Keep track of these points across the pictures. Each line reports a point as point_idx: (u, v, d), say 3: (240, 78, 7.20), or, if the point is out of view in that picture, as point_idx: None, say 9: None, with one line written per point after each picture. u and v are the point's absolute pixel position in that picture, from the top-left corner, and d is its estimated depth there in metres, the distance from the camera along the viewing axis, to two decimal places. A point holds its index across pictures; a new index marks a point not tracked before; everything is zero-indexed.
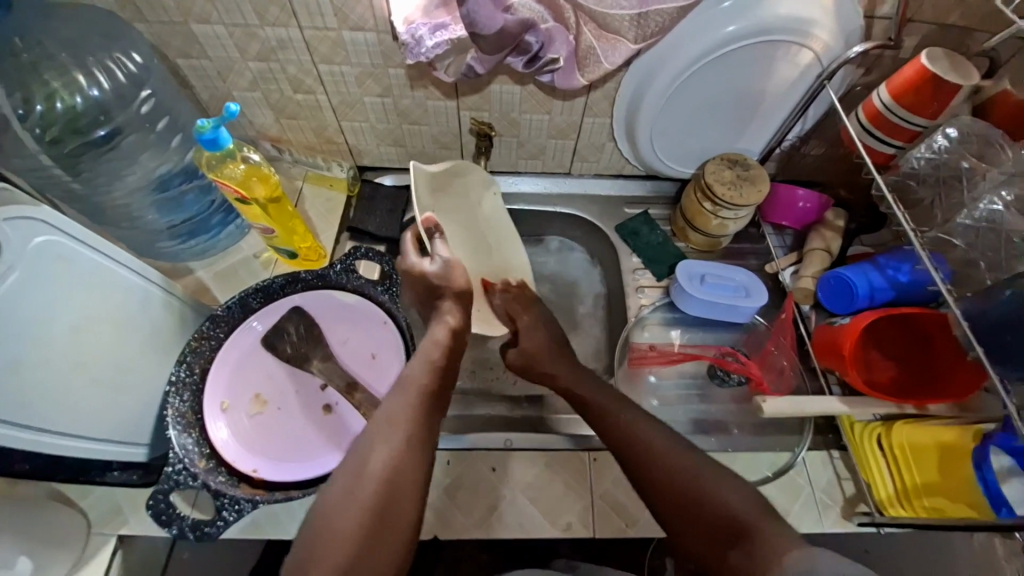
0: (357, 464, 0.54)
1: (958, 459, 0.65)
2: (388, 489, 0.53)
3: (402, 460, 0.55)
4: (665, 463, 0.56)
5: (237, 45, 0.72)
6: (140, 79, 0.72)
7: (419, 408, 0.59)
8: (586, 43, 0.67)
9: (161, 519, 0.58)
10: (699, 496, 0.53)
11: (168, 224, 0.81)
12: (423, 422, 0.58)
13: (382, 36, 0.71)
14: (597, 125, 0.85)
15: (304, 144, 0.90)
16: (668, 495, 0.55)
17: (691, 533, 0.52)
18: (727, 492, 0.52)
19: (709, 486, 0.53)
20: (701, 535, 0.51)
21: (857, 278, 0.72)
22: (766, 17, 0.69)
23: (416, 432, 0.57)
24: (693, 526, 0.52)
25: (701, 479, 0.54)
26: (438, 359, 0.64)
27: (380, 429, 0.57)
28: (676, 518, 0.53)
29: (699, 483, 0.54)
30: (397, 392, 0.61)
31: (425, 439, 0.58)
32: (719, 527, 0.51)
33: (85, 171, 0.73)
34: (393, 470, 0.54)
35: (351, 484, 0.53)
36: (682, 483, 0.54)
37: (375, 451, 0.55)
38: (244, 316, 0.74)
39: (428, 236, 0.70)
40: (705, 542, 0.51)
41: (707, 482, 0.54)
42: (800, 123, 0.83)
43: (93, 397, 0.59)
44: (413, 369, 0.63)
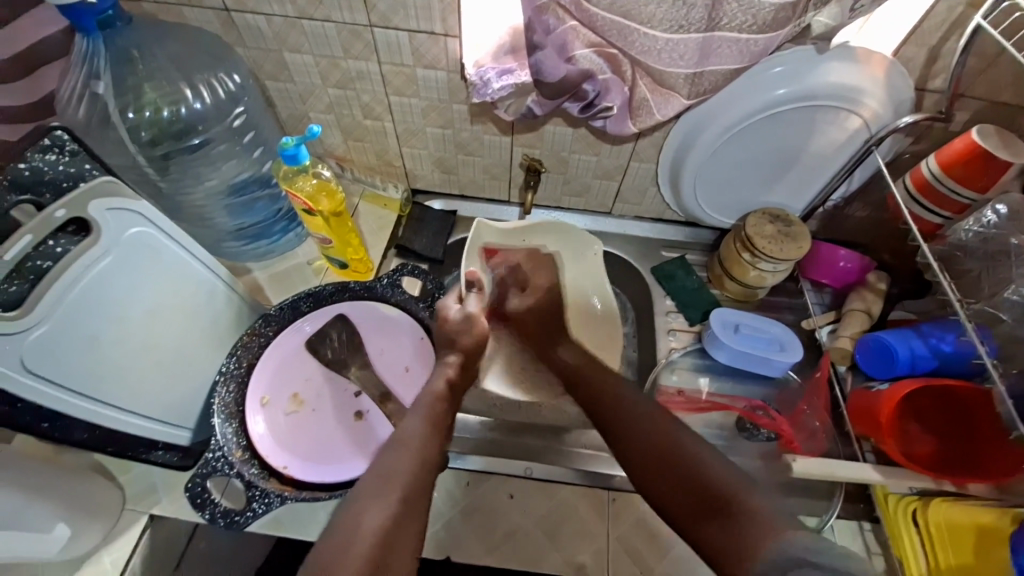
0: (352, 522, 0.49)
1: (996, 543, 0.61)
2: (380, 553, 0.47)
3: (400, 517, 0.50)
4: (653, 429, 0.57)
5: (321, 73, 0.79)
6: (236, 97, 0.79)
7: (419, 475, 0.55)
8: (640, 95, 0.71)
9: (196, 502, 0.60)
10: (682, 464, 0.52)
11: (236, 226, 0.87)
12: (421, 487, 0.54)
13: (451, 75, 0.77)
14: (642, 170, 0.89)
15: (365, 164, 0.97)
16: (652, 465, 0.54)
17: (671, 490, 0.51)
18: (712, 464, 0.51)
19: (691, 455, 0.52)
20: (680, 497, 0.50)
21: (897, 343, 0.71)
22: (818, 83, 0.71)
23: (412, 498, 0.52)
24: (671, 489, 0.51)
25: (673, 444, 0.54)
26: (437, 415, 0.63)
27: (373, 489, 0.52)
28: (658, 481, 0.53)
29: (681, 449, 0.53)
30: (392, 450, 0.57)
31: (420, 502, 0.53)
32: (698, 498, 0.49)
33: (173, 173, 0.81)
34: (388, 530, 0.48)
35: (341, 546, 0.47)
36: (657, 443, 0.55)
37: (370, 510, 0.50)
38: (294, 318, 0.78)
39: (468, 287, 0.82)
40: (687, 508, 0.49)
41: (688, 448, 0.53)
42: (845, 185, 0.84)
43: (154, 377, 0.64)
44: (412, 426, 0.61)
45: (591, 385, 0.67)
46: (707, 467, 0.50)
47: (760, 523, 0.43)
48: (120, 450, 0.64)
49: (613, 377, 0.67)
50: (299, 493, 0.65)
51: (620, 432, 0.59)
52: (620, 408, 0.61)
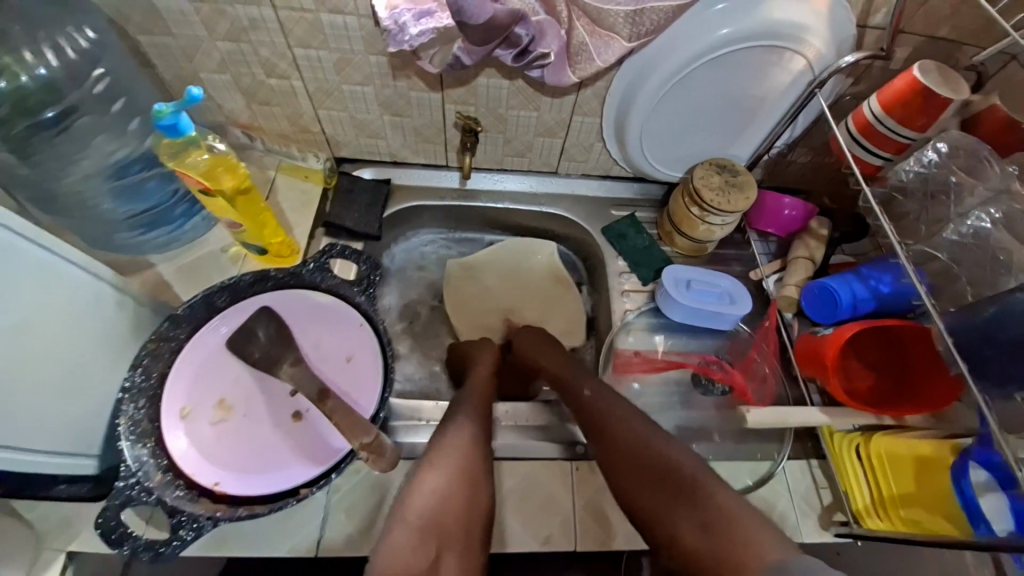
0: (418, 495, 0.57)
1: (936, 472, 0.65)
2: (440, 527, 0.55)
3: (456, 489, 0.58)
4: (642, 439, 0.61)
5: (204, 23, 0.66)
6: (94, 56, 0.65)
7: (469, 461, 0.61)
8: (578, 38, 0.65)
9: (110, 539, 0.53)
10: (656, 461, 0.58)
11: (126, 214, 0.74)
12: (479, 484, 0.60)
13: (363, 21, 0.66)
14: (586, 124, 0.83)
15: (277, 132, 0.85)
16: (625, 463, 0.60)
17: (643, 487, 0.57)
18: (686, 463, 0.57)
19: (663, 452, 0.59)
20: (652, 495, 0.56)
21: (840, 288, 0.72)
22: (761, 20, 0.67)
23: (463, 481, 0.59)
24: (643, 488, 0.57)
25: (656, 448, 0.59)
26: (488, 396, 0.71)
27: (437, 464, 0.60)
28: (631, 486, 0.58)
29: (665, 459, 0.58)
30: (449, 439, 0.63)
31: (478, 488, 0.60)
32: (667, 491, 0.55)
33: (35, 154, 0.65)
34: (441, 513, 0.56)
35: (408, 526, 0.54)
36: (636, 453, 0.60)
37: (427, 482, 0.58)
38: (209, 316, 0.69)
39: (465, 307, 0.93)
40: (655, 498, 0.56)
41: (660, 448, 0.59)
42: (789, 131, 0.82)
43: (35, 403, 0.53)
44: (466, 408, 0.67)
45: (592, 410, 0.67)
46: (680, 462, 0.57)
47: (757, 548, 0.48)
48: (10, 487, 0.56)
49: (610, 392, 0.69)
50: (234, 511, 0.58)
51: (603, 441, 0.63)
52: (606, 421, 0.65)
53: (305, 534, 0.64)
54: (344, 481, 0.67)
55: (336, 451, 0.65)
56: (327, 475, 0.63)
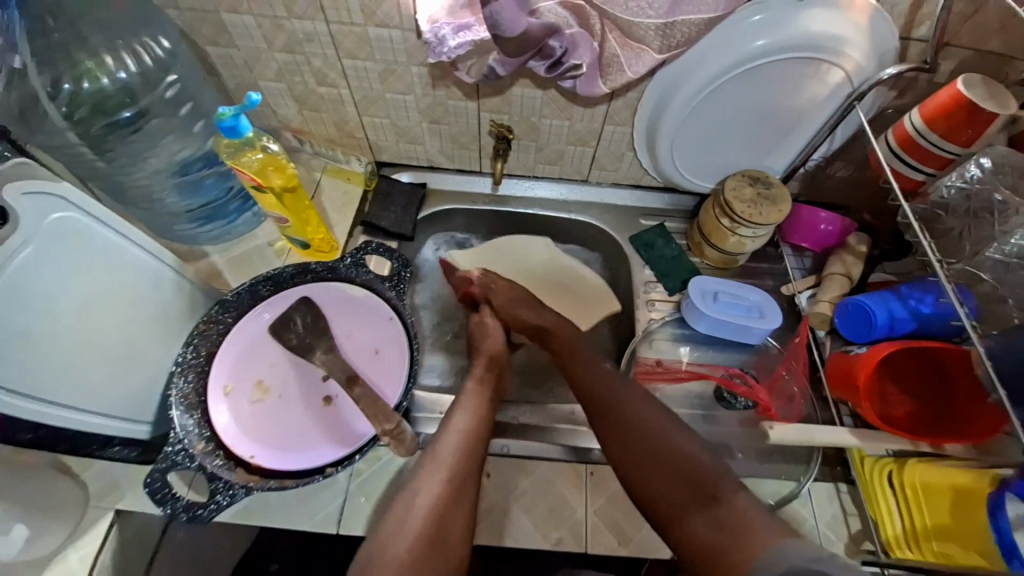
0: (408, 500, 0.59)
1: (972, 503, 0.61)
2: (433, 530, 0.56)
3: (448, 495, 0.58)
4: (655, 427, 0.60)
5: (264, 35, 0.73)
6: (167, 64, 0.73)
7: (464, 458, 0.62)
8: (610, 50, 0.67)
9: (156, 498, 0.59)
10: (672, 455, 0.57)
11: (186, 207, 0.81)
12: (468, 482, 0.60)
13: (406, 34, 0.71)
14: (616, 134, 0.84)
15: (325, 137, 0.91)
16: (640, 458, 0.58)
17: (658, 488, 0.56)
18: (702, 457, 0.56)
19: (673, 439, 0.58)
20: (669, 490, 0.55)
21: (876, 306, 0.70)
22: (797, 33, 0.67)
23: (460, 479, 0.60)
24: (659, 484, 0.56)
25: (672, 438, 0.58)
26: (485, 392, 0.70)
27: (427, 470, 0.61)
28: (644, 480, 0.57)
29: (683, 454, 0.57)
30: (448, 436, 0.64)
31: (468, 483, 0.60)
32: (689, 483, 0.54)
33: (109, 150, 0.73)
34: (438, 512, 0.57)
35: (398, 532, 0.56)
36: (654, 447, 0.58)
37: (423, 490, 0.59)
38: (253, 303, 0.74)
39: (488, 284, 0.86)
40: (676, 497, 0.54)
41: (677, 441, 0.58)
42: (827, 144, 0.81)
43: (100, 372, 0.60)
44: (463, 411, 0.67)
45: (603, 401, 0.65)
46: (701, 462, 0.55)
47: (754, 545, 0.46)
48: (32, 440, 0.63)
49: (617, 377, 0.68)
50: (266, 483, 0.63)
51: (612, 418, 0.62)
52: (617, 404, 0.64)
53: (326, 513, 0.67)
54: (365, 468, 0.70)
55: (361, 436, 0.69)
56: (351, 457, 0.67)
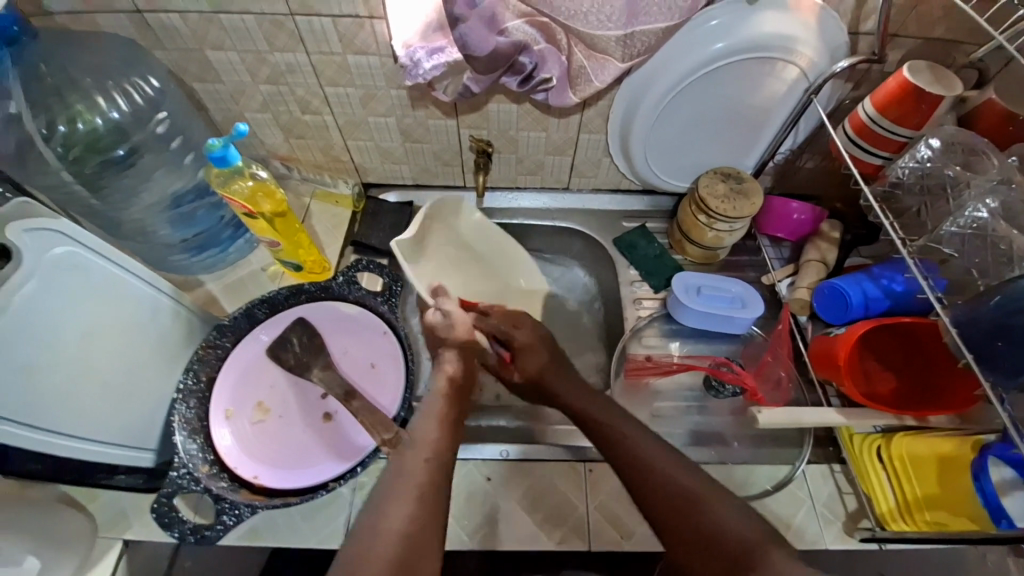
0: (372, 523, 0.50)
1: (957, 470, 0.65)
2: (405, 553, 0.48)
3: (421, 514, 0.51)
4: (661, 481, 0.55)
5: (248, 70, 0.76)
6: (156, 102, 0.76)
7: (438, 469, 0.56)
8: (578, 63, 0.70)
9: (162, 522, 0.59)
10: (661, 483, 0.55)
11: (181, 238, 0.84)
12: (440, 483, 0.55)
13: (384, 60, 0.75)
14: (592, 141, 0.88)
15: (312, 162, 0.94)
16: (649, 491, 0.56)
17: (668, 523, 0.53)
18: (727, 518, 0.51)
19: (710, 509, 0.52)
20: (695, 551, 0.50)
21: (850, 288, 0.73)
22: (753, 34, 0.71)
23: (428, 491, 0.53)
24: (679, 536, 0.52)
25: (662, 470, 0.56)
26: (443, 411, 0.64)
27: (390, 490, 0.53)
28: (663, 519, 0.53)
29: (695, 500, 0.53)
30: (414, 450, 0.58)
31: (439, 501, 0.53)
32: (720, 554, 0.49)
33: (104, 188, 0.76)
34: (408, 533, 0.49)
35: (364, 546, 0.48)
36: (640, 469, 0.58)
37: (392, 510, 0.51)
38: (250, 327, 0.76)
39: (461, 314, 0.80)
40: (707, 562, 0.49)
41: (712, 506, 0.52)
42: (793, 136, 0.84)
43: (101, 401, 0.61)
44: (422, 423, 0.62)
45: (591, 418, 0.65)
46: (739, 535, 0.49)
47: None
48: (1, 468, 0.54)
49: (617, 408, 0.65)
50: (270, 501, 0.64)
51: (625, 468, 0.59)
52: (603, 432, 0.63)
53: (332, 527, 0.68)
54: (368, 481, 0.70)
55: (362, 448, 0.71)
56: (353, 469, 0.67)
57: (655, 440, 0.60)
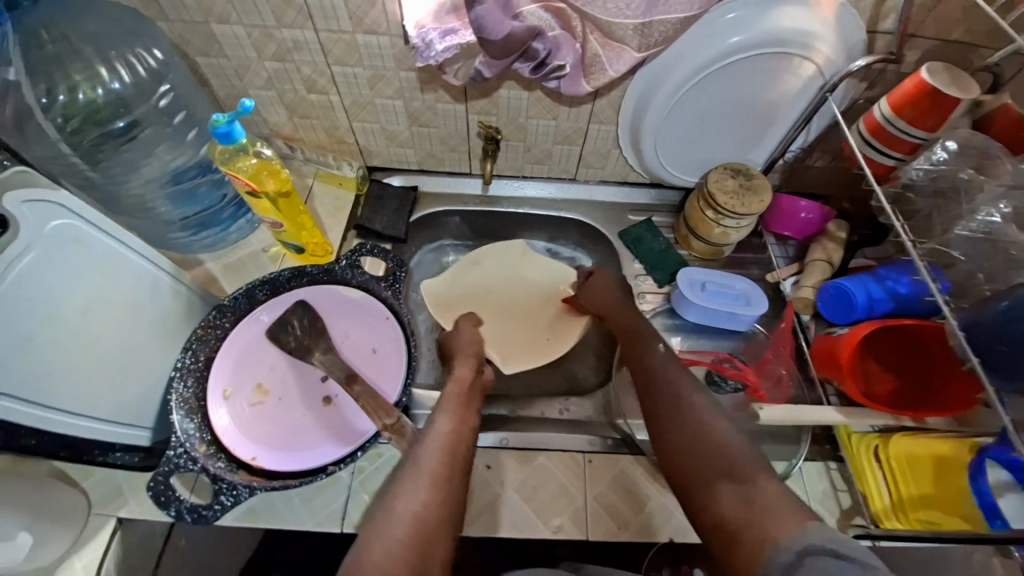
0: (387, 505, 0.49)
1: (952, 470, 0.66)
2: (421, 537, 0.47)
3: (435, 499, 0.50)
4: (679, 403, 0.58)
5: (255, 45, 0.75)
6: (160, 74, 0.74)
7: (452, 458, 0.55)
8: (592, 51, 0.69)
9: (159, 501, 0.58)
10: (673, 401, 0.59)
11: (181, 216, 0.82)
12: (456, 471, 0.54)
13: (394, 40, 0.73)
14: (602, 132, 0.87)
15: (316, 143, 0.93)
16: (662, 408, 0.59)
17: (673, 434, 0.56)
18: (724, 431, 0.54)
19: (712, 425, 0.55)
20: (692, 456, 0.53)
21: (855, 289, 0.73)
22: (771, 28, 0.70)
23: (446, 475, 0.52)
24: (680, 445, 0.55)
25: (679, 392, 0.59)
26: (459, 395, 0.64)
27: (411, 476, 0.52)
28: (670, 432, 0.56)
29: (698, 416, 0.56)
30: (430, 442, 0.56)
31: (456, 485, 0.53)
32: (713, 459, 0.52)
33: (103, 162, 0.74)
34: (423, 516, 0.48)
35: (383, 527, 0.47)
36: (662, 390, 0.61)
37: (408, 491, 0.50)
38: (251, 308, 0.75)
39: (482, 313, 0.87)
40: (698, 468, 0.52)
41: (715, 424, 0.55)
42: (803, 135, 0.84)
43: (99, 378, 0.60)
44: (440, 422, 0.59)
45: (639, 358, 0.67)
46: (733, 449, 0.52)
47: (768, 496, 0.46)
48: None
49: (655, 339, 0.70)
50: (269, 483, 0.63)
51: (648, 392, 0.62)
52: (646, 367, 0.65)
53: (329, 510, 0.68)
54: (368, 464, 0.71)
55: (362, 433, 0.70)
56: (353, 454, 0.67)
57: (689, 372, 0.63)
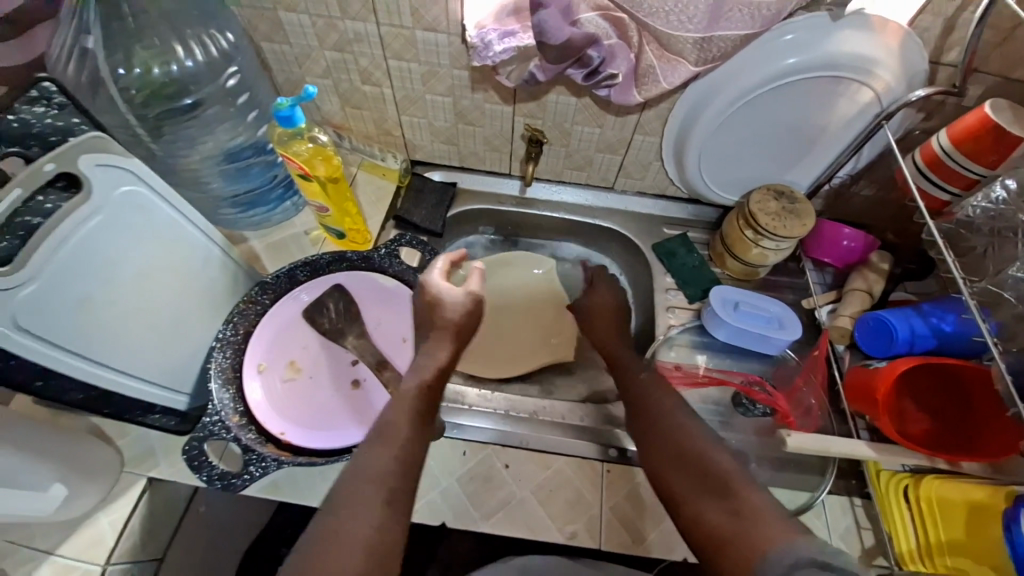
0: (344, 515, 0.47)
1: (986, 518, 0.63)
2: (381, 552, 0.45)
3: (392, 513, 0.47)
4: (667, 420, 0.60)
5: (317, 34, 0.77)
6: (230, 56, 0.76)
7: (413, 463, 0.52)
8: (647, 62, 0.69)
9: (192, 465, 0.59)
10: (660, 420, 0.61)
11: (231, 193, 0.85)
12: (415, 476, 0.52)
13: (452, 38, 0.74)
14: (646, 143, 0.87)
15: (363, 133, 0.95)
16: (649, 426, 0.61)
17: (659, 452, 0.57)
18: (709, 445, 0.56)
19: (697, 440, 0.57)
20: (681, 471, 0.54)
21: (897, 322, 0.71)
22: (831, 52, 0.69)
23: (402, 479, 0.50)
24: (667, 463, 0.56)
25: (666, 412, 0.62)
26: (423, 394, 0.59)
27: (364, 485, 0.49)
28: (656, 453, 0.58)
29: (685, 433, 0.58)
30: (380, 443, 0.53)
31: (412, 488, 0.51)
32: (699, 472, 0.53)
33: (166, 134, 0.77)
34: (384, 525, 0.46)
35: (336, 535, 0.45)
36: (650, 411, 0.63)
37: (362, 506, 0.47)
38: (290, 286, 0.75)
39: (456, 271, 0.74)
40: (687, 482, 0.53)
41: (699, 438, 0.57)
42: (853, 162, 0.82)
43: (147, 340, 0.63)
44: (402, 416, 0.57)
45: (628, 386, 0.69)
46: (717, 459, 0.54)
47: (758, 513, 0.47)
48: (43, 387, 0.54)
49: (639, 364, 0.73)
50: (295, 458, 0.63)
51: (638, 416, 0.64)
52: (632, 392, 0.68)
53: None
54: None
55: None
56: None
57: (671, 395, 0.65)
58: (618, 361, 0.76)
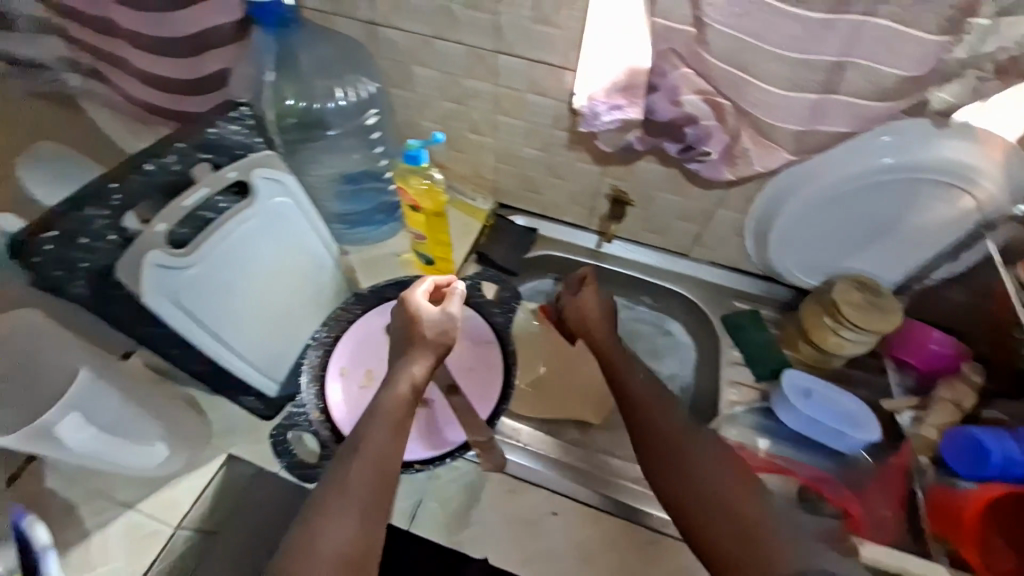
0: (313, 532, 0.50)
1: None
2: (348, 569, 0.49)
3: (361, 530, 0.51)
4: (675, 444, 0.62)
5: (441, 88, 0.87)
6: (372, 101, 0.90)
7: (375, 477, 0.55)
8: (742, 145, 0.73)
9: (277, 450, 0.72)
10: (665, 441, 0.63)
11: (342, 211, 0.96)
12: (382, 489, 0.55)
13: (560, 104, 0.83)
14: (727, 217, 0.89)
15: (459, 174, 1.03)
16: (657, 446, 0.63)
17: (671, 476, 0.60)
18: (725, 480, 0.59)
19: (707, 469, 0.60)
20: (697, 500, 0.58)
21: (993, 446, 0.69)
22: (929, 158, 0.70)
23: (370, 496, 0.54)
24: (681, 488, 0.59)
25: (671, 432, 0.63)
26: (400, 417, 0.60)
27: (332, 500, 0.53)
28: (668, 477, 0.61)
29: (696, 460, 0.61)
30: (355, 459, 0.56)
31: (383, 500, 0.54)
32: (720, 506, 0.57)
33: (298, 155, 0.92)
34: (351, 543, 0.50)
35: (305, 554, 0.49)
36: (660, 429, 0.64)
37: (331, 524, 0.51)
38: (380, 301, 0.83)
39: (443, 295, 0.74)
40: (704, 510, 0.57)
41: (711, 469, 0.60)
42: (947, 266, 0.81)
43: (259, 330, 0.71)
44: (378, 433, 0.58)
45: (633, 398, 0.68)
46: (734, 496, 0.57)
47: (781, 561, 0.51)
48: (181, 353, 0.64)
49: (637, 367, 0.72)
50: None
51: (643, 434, 0.65)
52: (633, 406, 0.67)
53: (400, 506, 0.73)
54: (443, 473, 0.75)
55: (450, 443, 0.73)
56: (442, 460, 0.71)
57: (672, 414, 0.66)
58: (608, 356, 0.74)
